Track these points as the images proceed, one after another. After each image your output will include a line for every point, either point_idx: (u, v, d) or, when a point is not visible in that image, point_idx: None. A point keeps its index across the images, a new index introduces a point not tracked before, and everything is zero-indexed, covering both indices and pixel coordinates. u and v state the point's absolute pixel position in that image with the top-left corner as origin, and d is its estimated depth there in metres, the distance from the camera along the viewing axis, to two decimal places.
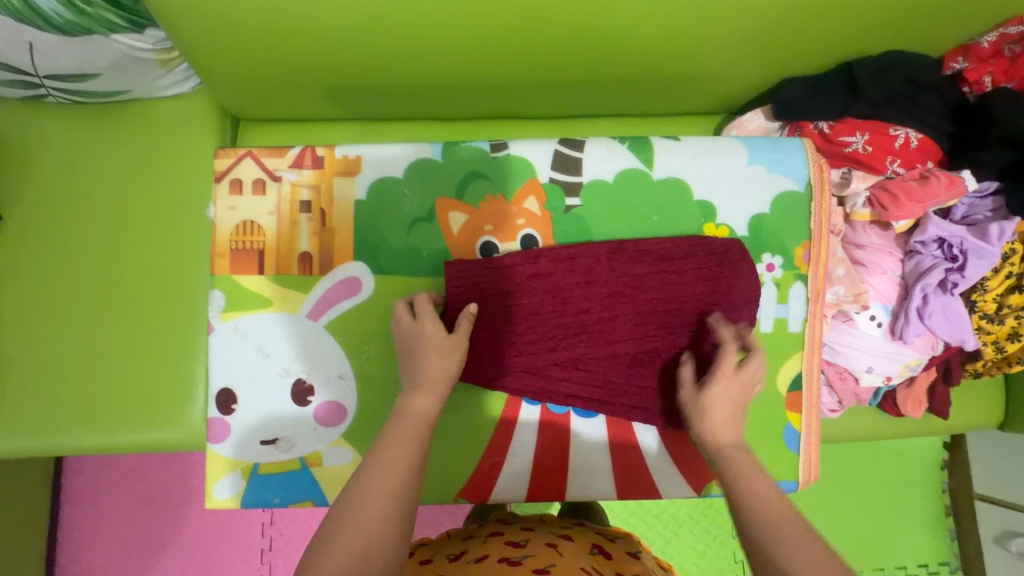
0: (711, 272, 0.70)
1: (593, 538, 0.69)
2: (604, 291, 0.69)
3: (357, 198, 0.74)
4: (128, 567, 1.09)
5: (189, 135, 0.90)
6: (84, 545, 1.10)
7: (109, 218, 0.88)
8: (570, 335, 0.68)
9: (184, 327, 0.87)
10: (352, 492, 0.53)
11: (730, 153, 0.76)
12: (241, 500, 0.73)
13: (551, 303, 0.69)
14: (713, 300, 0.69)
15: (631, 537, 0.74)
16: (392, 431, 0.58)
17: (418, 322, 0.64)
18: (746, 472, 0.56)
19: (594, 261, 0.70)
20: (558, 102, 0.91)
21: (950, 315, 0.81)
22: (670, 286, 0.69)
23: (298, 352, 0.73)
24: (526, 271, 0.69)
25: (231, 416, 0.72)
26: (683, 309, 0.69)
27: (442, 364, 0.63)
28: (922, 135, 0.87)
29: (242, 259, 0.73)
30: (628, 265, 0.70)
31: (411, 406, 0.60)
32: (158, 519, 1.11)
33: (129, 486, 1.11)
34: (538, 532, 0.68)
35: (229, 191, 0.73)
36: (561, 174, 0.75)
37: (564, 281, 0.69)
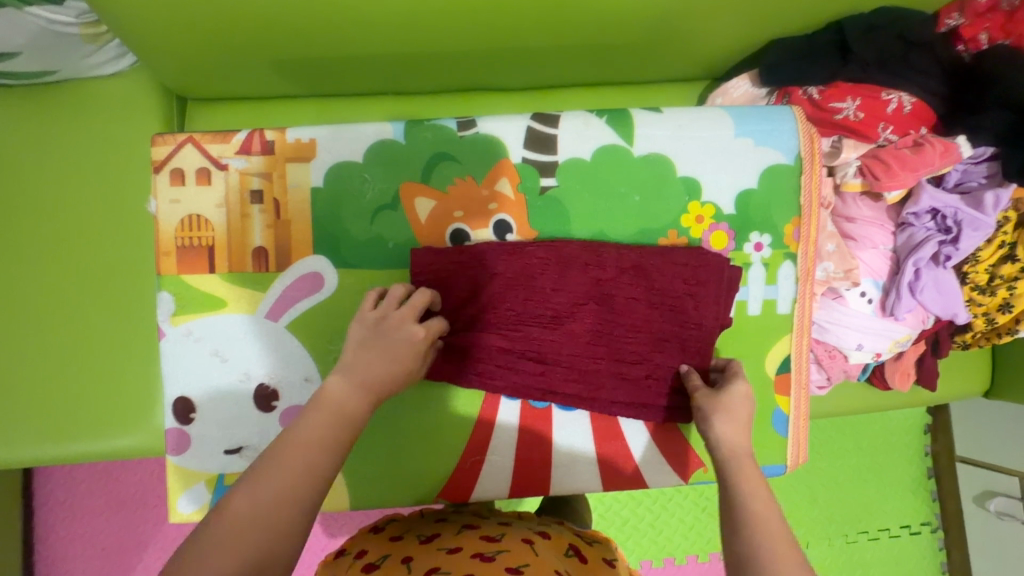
0: (697, 290, 0.66)
1: (571, 539, 0.66)
2: (579, 288, 0.65)
3: (313, 186, 0.67)
4: (109, 568, 1.06)
5: (132, 118, 0.82)
6: (61, 549, 1.06)
7: (49, 211, 0.80)
8: (540, 339, 0.65)
9: (139, 327, 0.81)
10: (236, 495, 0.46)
11: (716, 125, 0.70)
12: (207, 513, 0.68)
13: (521, 304, 0.65)
14: (697, 306, 0.66)
15: (610, 543, 0.70)
16: (297, 425, 0.51)
17: (396, 316, 0.58)
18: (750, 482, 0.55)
19: (569, 267, 0.65)
20: (530, 72, 0.85)
21: (942, 289, 0.79)
22: (650, 299, 0.66)
23: (259, 356, 0.67)
24: (496, 267, 0.64)
25: (190, 425, 0.67)
26: (667, 318, 0.66)
27: (397, 362, 0.56)
28: (916, 100, 0.81)
29: (189, 257, 0.67)
30: (605, 275, 0.65)
31: (335, 399, 0.53)
32: (137, 519, 1.07)
33: (103, 487, 1.07)
34: (516, 526, 0.65)
35: (171, 183, 0.66)
36: (535, 153, 0.69)
37: (539, 274, 0.65)
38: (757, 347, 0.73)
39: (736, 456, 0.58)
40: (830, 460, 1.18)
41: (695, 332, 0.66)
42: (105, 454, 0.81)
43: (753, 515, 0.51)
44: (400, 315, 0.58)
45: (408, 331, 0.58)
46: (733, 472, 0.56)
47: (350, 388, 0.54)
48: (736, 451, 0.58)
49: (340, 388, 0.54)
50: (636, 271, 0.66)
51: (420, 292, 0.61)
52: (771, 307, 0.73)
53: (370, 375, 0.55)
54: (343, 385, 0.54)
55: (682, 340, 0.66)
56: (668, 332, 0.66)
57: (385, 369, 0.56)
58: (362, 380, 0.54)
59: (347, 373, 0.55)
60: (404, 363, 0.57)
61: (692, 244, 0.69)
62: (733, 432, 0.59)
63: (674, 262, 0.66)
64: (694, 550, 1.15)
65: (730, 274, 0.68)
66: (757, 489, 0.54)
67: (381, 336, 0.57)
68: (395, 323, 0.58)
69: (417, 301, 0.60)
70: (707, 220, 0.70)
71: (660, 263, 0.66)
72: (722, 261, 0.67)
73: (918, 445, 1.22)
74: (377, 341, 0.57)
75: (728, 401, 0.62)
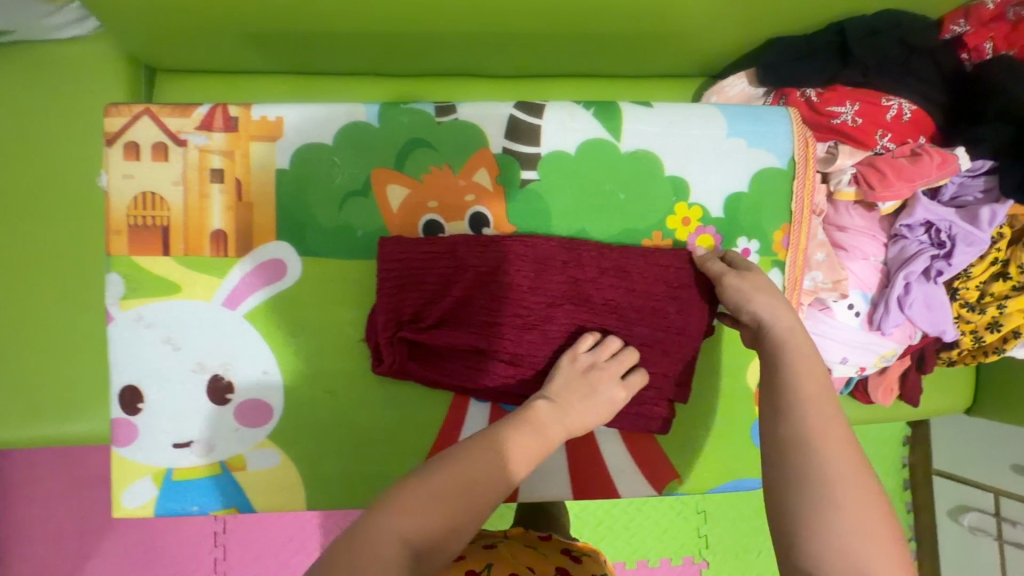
0: (680, 293, 0.63)
1: (558, 562, 0.66)
2: (556, 287, 0.62)
3: (278, 168, 0.63)
4: (63, 556, 1.02)
5: (94, 85, 0.77)
6: (11, 535, 1.02)
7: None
8: (517, 342, 0.61)
9: (92, 309, 0.76)
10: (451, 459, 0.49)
11: (708, 123, 0.67)
12: (153, 509, 0.65)
13: (496, 305, 0.61)
14: (677, 313, 0.63)
15: (598, 555, 0.71)
16: (510, 428, 0.53)
17: (599, 366, 0.60)
18: (805, 365, 0.55)
19: (546, 267, 0.62)
20: (516, 56, 0.80)
21: (931, 305, 0.76)
22: (630, 302, 0.63)
23: (213, 346, 0.63)
24: (469, 264, 0.61)
25: (138, 417, 0.63)
26: (646, 323, 0.63)
27: (598, 412, 0.59)
28: (916, 107, 0.78)
29: (143, 238, 0.62)
30: (585, 275, 0.62)
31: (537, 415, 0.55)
32: (94, 506, 1.03)
33: (58, 472, 1.02)
34: (503, 558, 0.63)
35: (124, 157, 0.62)
36: (516, 143, 0.65)
37: (514, 272, 0.61)
38: (736, 356, 0.71)
39: (812, 409, 0.51)
40: None
41: (675, 337, 0.64)
42: (51, 443, 0.76)
43: (824, 479, 0.47)
44: (608, 369, 0.60)
45: (611, 388, 0.59)
46: (806, 426, 0.50)
47: (552, 415, 0.56)
48: (787, 331, 0.57)
49: (544, 412, 0.55)
50: (617, 273, 0.63)
51: (616, 341, 0.61)
52: None
53: (576, 418, 0.57)
54: (548, 412, 0.56)
55: (663, 346, 0.63)
56: (649, 337, 0.63)
57: (583, 417, 0.58)
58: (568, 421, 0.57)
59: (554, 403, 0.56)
60: (599, 415, 0.59)
61: (678, 246, 0.66)
62: (781, 315, 0.58)
63: (657, 263, 0.64)
64: (668, 552, 1.13)
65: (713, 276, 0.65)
66: (837, 451, 0.48)
67: (587, 385, 0.58)
68: (602, 377, 0.59)
69: (608, 353, 0.60)
70: (694, 222, 0.67)
71: (643, 265, 0.63)
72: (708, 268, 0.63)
73: (896, 456, 1.20)
74: (583, 391, 0.58)
75: (761, 280, 0.61)
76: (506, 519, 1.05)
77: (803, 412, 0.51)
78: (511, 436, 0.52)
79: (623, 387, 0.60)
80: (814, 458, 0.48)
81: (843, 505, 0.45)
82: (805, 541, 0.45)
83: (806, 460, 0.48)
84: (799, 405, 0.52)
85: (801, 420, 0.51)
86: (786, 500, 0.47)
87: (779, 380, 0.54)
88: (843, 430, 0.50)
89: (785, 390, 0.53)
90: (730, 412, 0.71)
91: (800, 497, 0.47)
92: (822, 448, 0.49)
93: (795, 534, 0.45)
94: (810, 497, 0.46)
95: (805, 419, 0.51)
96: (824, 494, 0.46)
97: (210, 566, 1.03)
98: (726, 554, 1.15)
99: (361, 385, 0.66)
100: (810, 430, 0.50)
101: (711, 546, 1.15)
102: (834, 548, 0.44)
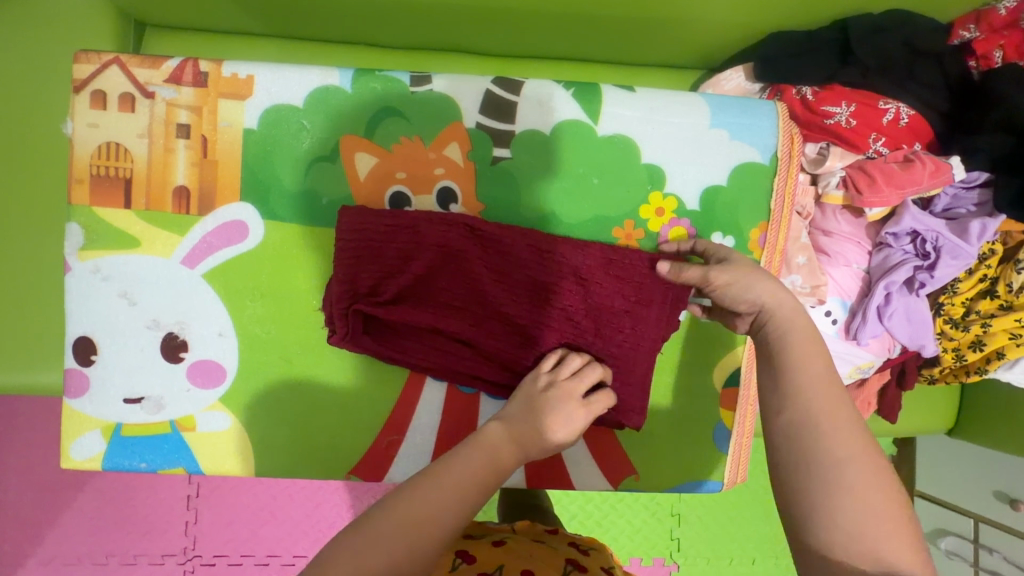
0: (636, 308, 0.61)
1: (566, 553, 0.67)
2: (513, 278, 0.61)
3: (245, 127, 0.62)
4: (18, 515, 1.00)
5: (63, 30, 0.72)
6: None
7: None
8: (472, 330, 0.62)
9: (34, 262, 0.71)
10: (401, 497, 0.45)
11: (691, 112, 0.64)
12: (101, 462, 0.64)
13: (457, 287, 0.61)
14: (637, 308, 0.61)
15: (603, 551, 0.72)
16: (460, 453, 0.50)
17: (558, 385, 0.57)
18: (803, 341, 0.51)
19: (503, 256, 0.61)
20: (505, 31, 0.78)
21: (912, 317, 0.74)
22: (586, 311, 0.61)
23: (169, 303, 0.63)
24: (428, 239, 0.60)
25: (90, 368, 0.63)
26: (603, 318, 0.61)
27: (557, 434, 0.54)
28: (914, 113, 0.75)
29: (105, 189, 0.61)
30: (543, 266, 0.60)
31: (492, 436, 0.52)
32: (52, 468, 1.01)
33: (14, 433, 1.00)
34: (512, 554, 0.64)
35: (91, 105, 0.60)
36: (491, 120, 0.63)
37: (474, 262, 0.60)
38: (703, 355, 0.69)
39: (815, 386, 0.48)
40: None
41: (627, 354, 0.62)
42: None
43: (833, 464, 0.45)
44: (568, 386, 0.57)
45: (571, 410, 0.56)
46: (813, 408, 0.47)
47: (507, 438, 0.52)
48: (791, 312, 0.53)
49: (498, 434, 0.52)
50: (576, 277, 0.61)
51: (574, 359, 0.59)
52: None
53: (533, 435, 0.53)
54: (504, 432, 0.53)
55: (614, 360, 0.62)
56: (608, 329, 0.61)
57: (544, 437, 0.54)
58: (521, 439, 0.53)
59: (507, 422, 0.54)
60: (560, 435, 0.55)
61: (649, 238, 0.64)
62: (780, 296, 0.54)
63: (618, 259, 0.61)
64: (639, 552, 1.11)
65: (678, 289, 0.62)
66: (844, 431, 0.46)
67: (547, 401, 0.56)
68: (561, 396, 0.56)
69: (565, 373, 0.58)
70: (668, 214, 0.65)
71: (603, 276, 0.61)
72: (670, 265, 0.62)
73: None
74: (539, 409, 0.55)
75: (740, 265, 0.57)
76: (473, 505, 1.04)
77: (808, 392, 0.48)
78: (458, 457, 0.50)
79: (586, 407, 0.57)
80: (820, 438, 0.46)
81: (854, 491, 0.43)
82: (817, 530, 0.43)
83: (810, 442, 0.46)
84: (799, 384, 0.49)
85: (806, 403, 0.48)
86: (793, 486, 0.45)
87: (783, 361, 0.50)
88: (845, 405, 0.48)
89: (785, 373, 0.50)
90: (692, 411, 0.70)
91: (808, 481, 0.45)
92: (829, 429, 0.46)
93: (808, 523, 0.44)
94: (820, 481, 0.44)
95: (808, 401, 0.48)
96: (831, 476, 0.44)
97: (180, 529, 1.02)
98: (697, 557, 1.13)
99: (316, 354, 0.65)
100: (811, 407, 0.47)
101: (683, 549, 1.13)
102: (847, 536, 0.42)
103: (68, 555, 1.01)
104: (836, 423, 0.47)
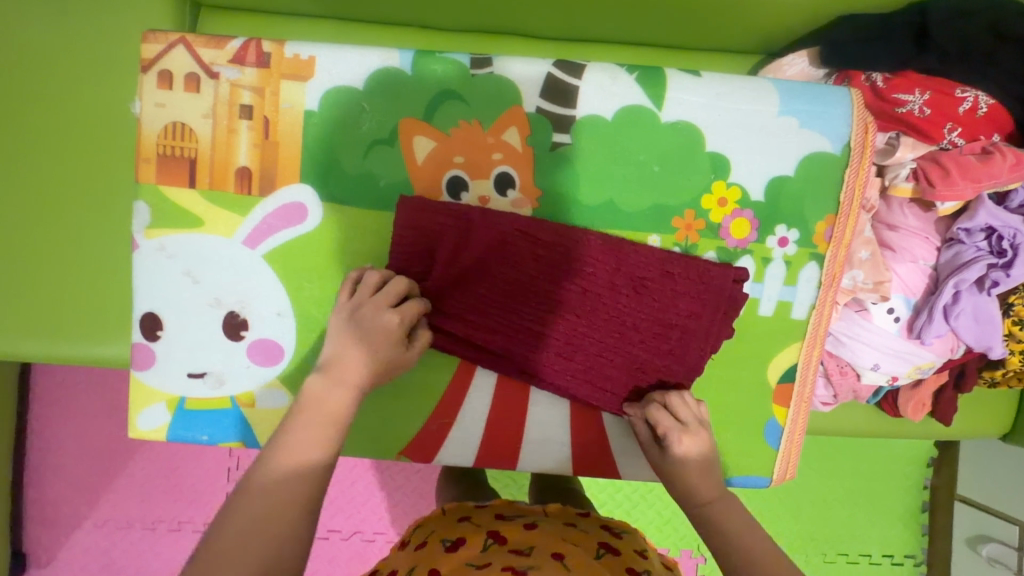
0: (688, 320, 0.60)
1: (600, 538, 0.67)
2: (566, 282, 0.60)
3: (306, 109, 0.62)
4: (75, 478, 1.05)
5: (123, 9, 0.72)
6: (27, 454, 1.05)
7: (17, 93, 0.71)
8: (519, 327, 0.61)
9: (96, 240, 0.73)
10: (253, 502, 0.49)
11: (758, 98, 0.62)
12: (164, 434, 0.67)
13: (508, 287, 0.60)
14: (694, 318, 0.60)
15: (637, 534, 0.72)
16: (291, 428, 0.54)
17: (355, 304, 0.58)
18: (685, 446, 0.59)
19: (556, 258, 0.59)
20: (560, 9, 0.75)
21: (979, 318, 0.71)
22: (634, 323, 0.61)
23: (231, 283, 0.64)
24: (482, 237, 0.59)
25: (156, 343, 0.65)
26: (658, 327, 0.60)
27: (373, 354, 0.57)
28: (993, 102, 0.72)
29: (170, 167, 0.63)
30: (600, 273, 0.60)
31: (316, 395, 0.55)
32: (107, 438, 1.05)
33: (74, 402, 1.04)
34: (543, 534, 0.65)
35: (157, 85, 0.61)
36: (552, 104, 0.62)
37: (528, 264, 0.60)
38: (759, 351, 0.67)
39: (689, 471, 0.59)
40: (822, 477, 1.10)
41: (672, 366, 0.62)
42: (54, 360, 0.74)
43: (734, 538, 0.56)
44: (374, 302, 0.57)
45: (383, 321, 0.57)
46: (700, 495, 0.59)
47: (329, 387, 0.55)
48: (687, 458, 0.59)
49: (318, 389, 0.55)
50: (633, 284, 0.60)
51: (400, 277, 0.59)
52: (784, 309, 0.66)
53: (348, 368, 0.56)
54: (322, 386, 0.55)
55: (656, 370, 0.62)
56: (662, 338, 0.61)
57: (362, 366, 0.57)
58: (338, 379, 0.56)
59: (326, 373, 0.56)
60: (378, 354, 0.57)
61: (708, 231, 0.63)
62: (686, 444, 0.59)
63: (677, 271, 0.60)
64: (666, 544, 1.10)
65: (734, 292, 0.60)
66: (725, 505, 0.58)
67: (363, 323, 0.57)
68: (368, 313, 0.57)
69: (393, 289, 0.58)
70: (731, 204, 0.63)
71: (658, 285, 0.60)
72: (728, 269, 0.60)
73: (919, 477, 1.12)
74: (354, 337, 0.57)
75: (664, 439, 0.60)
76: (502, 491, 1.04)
77: (691, 484, 0.59)
78: (292, 432, 0.53)
79: (399, 314, 0.57)
80: (718, 518, 0.58)
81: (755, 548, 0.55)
82: None
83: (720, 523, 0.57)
84: (686, 482, 0.59)
85: (694, 492, 0.59)
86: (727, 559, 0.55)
87: (672, 475, 0.60)
88: (712, 475, 0.60)
89: (678, 478, 0.60)
90: (743, 407, 0.68)
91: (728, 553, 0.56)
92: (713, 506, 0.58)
93: None
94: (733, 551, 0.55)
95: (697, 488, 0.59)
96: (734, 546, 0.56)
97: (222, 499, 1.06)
98: None
99: None
100: (698, 494, 0.59)
101: None
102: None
103: (119, 519, 1.06)
104: (719, 503, 0.58)
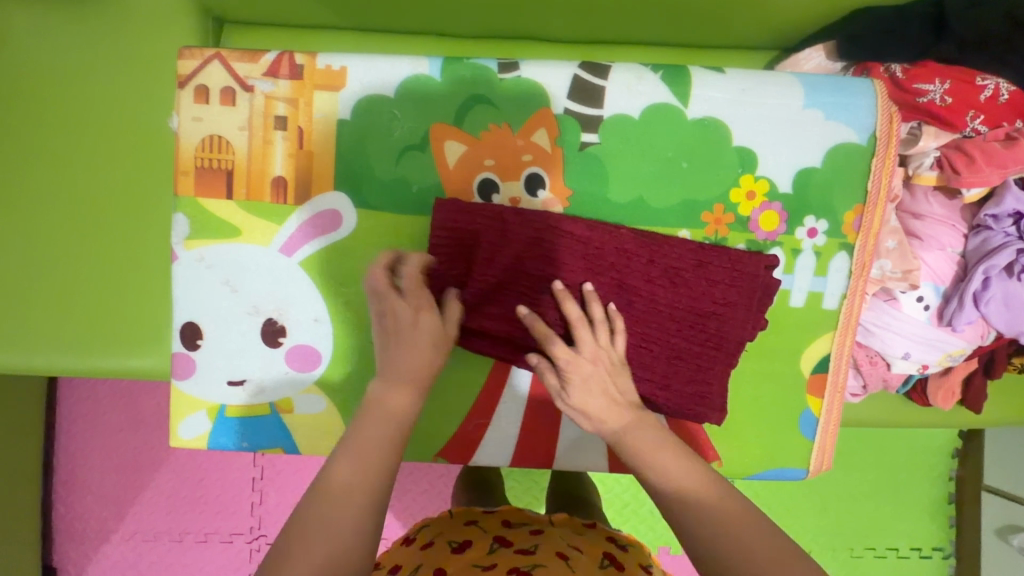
0: (722, 309, 0.61)
1: (607, 548, 0.67)
2: (600, 276, 0.60)
3: (339, 118, 0.63)
4: (105, 491, 1.06)
5: (149, 27, 0.74)
6: (57, 469, 1.06)
7: (50, 113, 0.73)
8: None
9: (128, 253, 0.74)
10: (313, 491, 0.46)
11: (783, 92, 0.63)
12: (206, 442, 0.68)
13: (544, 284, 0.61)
14: (728, 305, 0.61)
15: (643, 548, 0.71)
16: (359, 427, 0.51)
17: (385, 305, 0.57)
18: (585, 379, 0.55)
19: (589, 253, 0.60)
20: (578, 13, 0.77)
21: (1011, 303, 0.71)
22: (670, 313, 0.61)
23: (268, 290, 0.65)
24: (516, 236, 0.60)
25: (196, 352, 0.66)
26: (693, 316, 0.61)
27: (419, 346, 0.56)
28: (1017, 89, 0.71)
29: (207, 179, 0.64)
30: (632, 264, 0.60)
31: (385, 394, 0.53)
32: (136, 450, 1.06)
33: (103, 415, 1.06)
34: (548, 540, 0.65)
35: (194, 99, 0.63)
36: (580, 104, 0.63)
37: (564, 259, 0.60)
38: (791, 342, 0.67)
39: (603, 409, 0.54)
40: (846, 471, 1.10)
41: (711, 355, 0.61)
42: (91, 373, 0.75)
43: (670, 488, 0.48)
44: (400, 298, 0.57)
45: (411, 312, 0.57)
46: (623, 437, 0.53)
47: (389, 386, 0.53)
48: (586, 389, 0.55)
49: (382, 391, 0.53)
50: (666, 274, 0.61)
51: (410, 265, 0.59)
52: (815, 300, 0.66)
53: (401, 365, 0.55)
54: (385, 386, 0.53)
55: (694, 358, 0.61)
56: (697, 326, 0.61)
57: (410, 359, 0.55)
58: (397, 377, 0.54)
59: (387, 375, 0.54)
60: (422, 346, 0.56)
61: (738, 225, 0.64)
62: (580, 373, 0.55)
63: (710, 262, 0.61)
64: None
65: (766, 279, 0.62)
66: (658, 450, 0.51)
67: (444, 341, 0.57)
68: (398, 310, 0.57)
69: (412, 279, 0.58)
70: (760, 197, 0.64)
71: (692, 276, 0.61)
72: (761, 261, 0.61)
73: (944, 468, 1.12)
74: (395, 337, 0.56)
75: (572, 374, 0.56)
76: (529, 492, 1.04)
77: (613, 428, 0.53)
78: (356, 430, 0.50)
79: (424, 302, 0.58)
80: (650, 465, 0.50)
81: (698, 498, 0.47)
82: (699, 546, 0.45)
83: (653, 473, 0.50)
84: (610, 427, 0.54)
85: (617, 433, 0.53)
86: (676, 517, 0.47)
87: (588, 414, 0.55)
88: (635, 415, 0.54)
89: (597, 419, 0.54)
90: (776, 398, 0.68)
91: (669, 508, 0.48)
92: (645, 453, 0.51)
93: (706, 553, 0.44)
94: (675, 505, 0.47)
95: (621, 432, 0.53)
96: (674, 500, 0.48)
97: (248, 509, 1.06)
98: None
99: None
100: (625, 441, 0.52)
101: None
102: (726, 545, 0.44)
103: (146, 531, 1.07)
104: (645, 445, 0.51)
